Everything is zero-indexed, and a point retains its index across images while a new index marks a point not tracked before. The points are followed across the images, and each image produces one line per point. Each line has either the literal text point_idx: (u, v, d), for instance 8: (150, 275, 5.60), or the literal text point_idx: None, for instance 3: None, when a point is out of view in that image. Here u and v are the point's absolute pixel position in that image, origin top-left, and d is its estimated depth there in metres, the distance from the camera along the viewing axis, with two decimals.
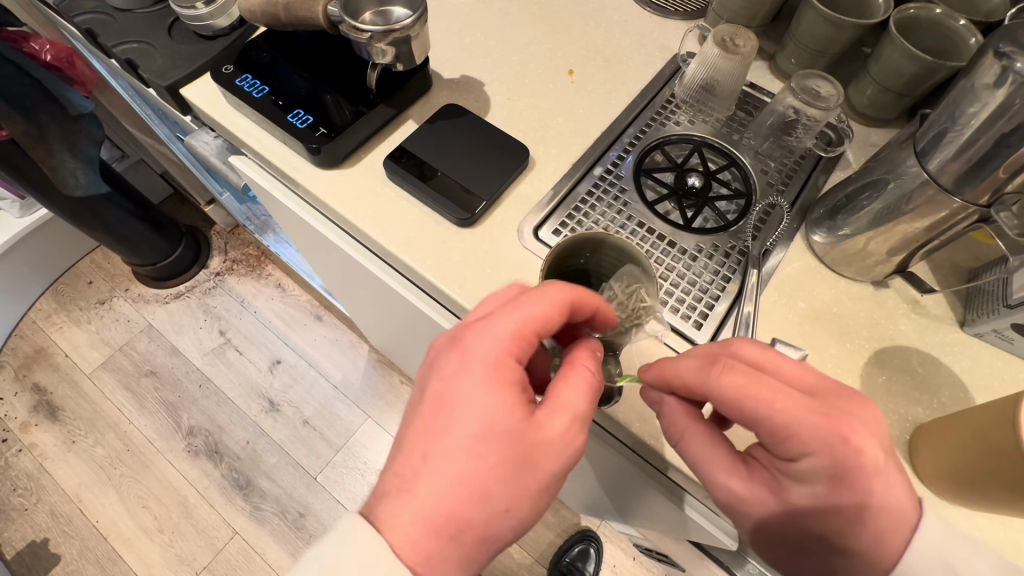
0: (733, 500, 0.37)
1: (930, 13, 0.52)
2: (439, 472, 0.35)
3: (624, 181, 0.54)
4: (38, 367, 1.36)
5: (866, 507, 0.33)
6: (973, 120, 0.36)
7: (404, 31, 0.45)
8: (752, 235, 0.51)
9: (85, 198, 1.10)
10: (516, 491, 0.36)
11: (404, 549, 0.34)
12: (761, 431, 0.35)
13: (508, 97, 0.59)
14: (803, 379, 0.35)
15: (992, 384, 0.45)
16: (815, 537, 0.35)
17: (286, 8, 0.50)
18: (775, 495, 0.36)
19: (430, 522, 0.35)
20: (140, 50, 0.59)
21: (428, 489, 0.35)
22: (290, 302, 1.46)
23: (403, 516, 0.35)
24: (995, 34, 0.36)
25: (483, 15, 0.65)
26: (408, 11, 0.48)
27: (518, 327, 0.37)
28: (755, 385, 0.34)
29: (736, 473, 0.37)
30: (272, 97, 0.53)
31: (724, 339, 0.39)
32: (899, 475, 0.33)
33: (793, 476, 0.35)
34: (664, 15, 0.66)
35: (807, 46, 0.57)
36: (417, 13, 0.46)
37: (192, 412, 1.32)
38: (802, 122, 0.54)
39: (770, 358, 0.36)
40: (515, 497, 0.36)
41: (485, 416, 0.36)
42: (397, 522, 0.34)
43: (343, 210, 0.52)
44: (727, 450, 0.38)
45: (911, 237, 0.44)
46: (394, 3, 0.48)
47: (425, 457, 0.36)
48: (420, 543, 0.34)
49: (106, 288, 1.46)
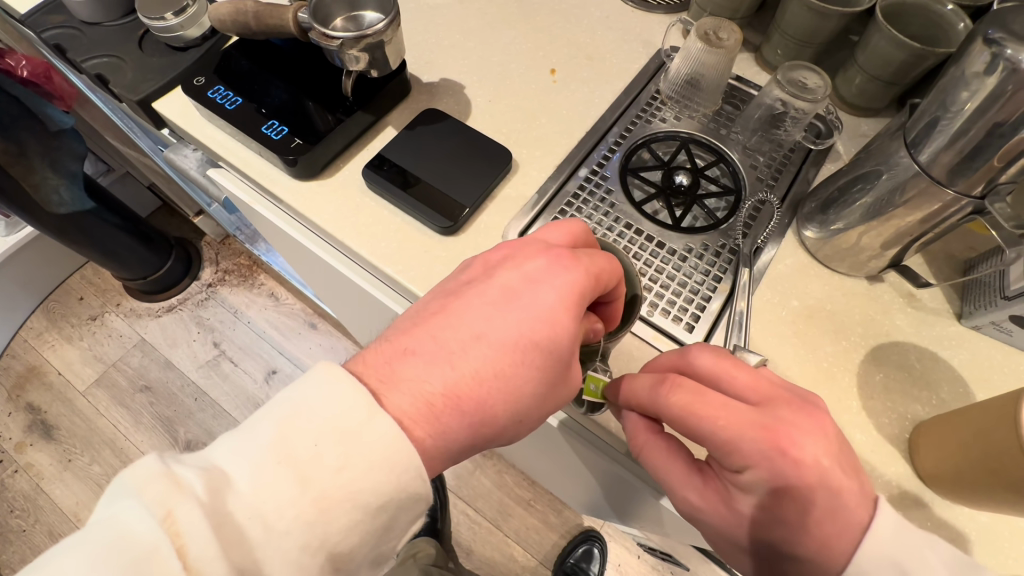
0: (693, 511, 0.37)
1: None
2: (471, 344, 0.36)
3: (610, 182, 0.52)
4: (31, 387, 1.35)
5: (813, 518, 0.32)
6: (964, 110, 0.35)
7: (377, 37, 0.44)
8: (743, 232, 0.50)
9: (70, 215, 1.08)
10: (530, 385, 0.36)
11: (408, 411, 0.35)
12: (707, 445, 0.34)
13: (489, 99, 0.57)
14: (753, 391, 0.35)
15: (991, 378, 0.44)
16: (771, 547, 0.35)
17: (256, 16, 0.48)
18: (727, 506, 0.36)
19: (446, 390, 0.35)
20: (109, 65, 0.58)
21: (455, 356, 0.36)
22: (283, 311, 1.45)
23: (421, 380, 0.35)
24: (984, 20, 0.35)
25: (462, 15, 0.63)
26: (380, 15, 0.47)
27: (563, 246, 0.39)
28: (698, 401, 0.34)
29: (691, 485, 0.37)
30: (247, 109, 0.51)
31: (681, 348, 0.38)
32: (850, 485, 0.33)
33: (740, 488, 0.35)
34: (647, 9, 0.65)
35: (793, 36, 0.56)
36: (389, 17, 0.45)
37: (188, 426, 1.31)
38: (790, 115, 0.52)
39: (723, 369, 0.36)
40: (529, 391, 0.36)
41: (526, 298, 0.37)
42: (411, 386, 0.35)
43: (323, 222, 0.51)
44: (684, 461, 0.38)
45: (905, 230, 0.43)
46: (365, 7, 0.48)
47: (457, 327, 0.37)
48: (425, 408, 0.35)
49: (97, 304, 1.45)
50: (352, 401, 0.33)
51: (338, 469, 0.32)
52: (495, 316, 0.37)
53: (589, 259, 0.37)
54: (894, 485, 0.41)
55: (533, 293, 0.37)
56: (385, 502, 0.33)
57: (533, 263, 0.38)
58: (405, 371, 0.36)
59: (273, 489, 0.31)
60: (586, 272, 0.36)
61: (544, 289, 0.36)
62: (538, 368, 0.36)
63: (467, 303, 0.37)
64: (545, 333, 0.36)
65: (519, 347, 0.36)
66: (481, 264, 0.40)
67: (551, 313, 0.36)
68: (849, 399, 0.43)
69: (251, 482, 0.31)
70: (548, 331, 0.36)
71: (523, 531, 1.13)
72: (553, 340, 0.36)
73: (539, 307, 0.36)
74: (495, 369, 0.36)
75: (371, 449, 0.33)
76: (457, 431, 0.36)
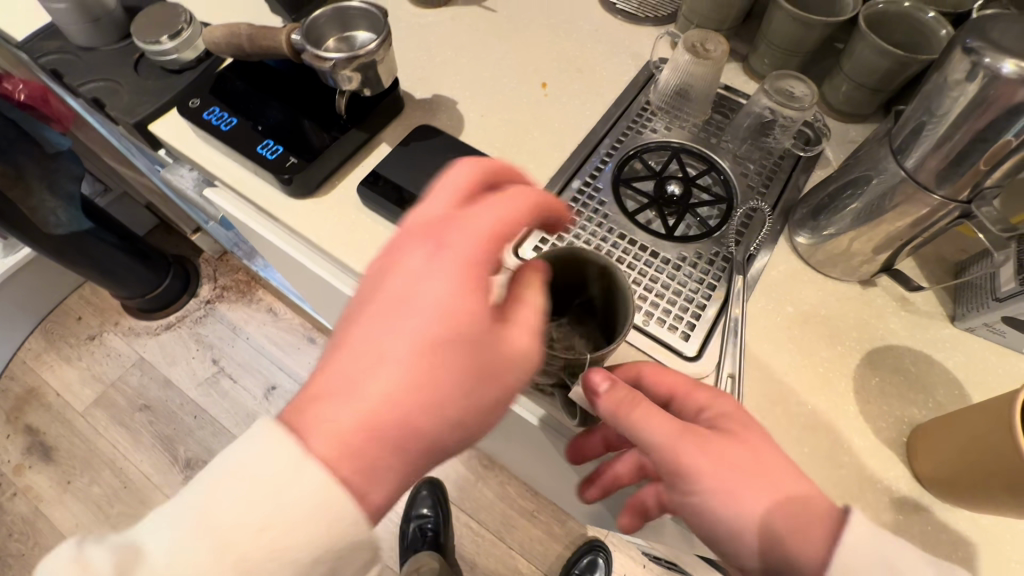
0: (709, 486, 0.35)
1: (899, 7, 0.52)
2: (376, 358, 0.30)
3: (603, 193, 0.53)
4: (30, 409, 1.34)
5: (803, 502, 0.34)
6: (942, 118, 0.36)
7: (369, 57, 0.45)
8: (735, 240, 0.50)
9: (67, 236, 1.08)
10: (459, 395, 0.31)
11: (320, 447, 0.29)
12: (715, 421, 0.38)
13: (482, 114, 0.58)
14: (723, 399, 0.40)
15: (986, 380, 0.44)
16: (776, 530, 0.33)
17: (250, 38, 0.49)
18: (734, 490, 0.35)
19: (364, 417, 0.30)
20: (106, 89, 0.58)
21: (362, 377, 0.30)
22: (282, 326, 1.45)
23: (330, 412, 0.30)
24: (962, 28, 0.36)
25: (454, 32, 0.64)
26: (371, 34, 0.48)
27: (482, 218, 0.32)
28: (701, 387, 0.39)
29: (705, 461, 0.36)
30: (241, 129, 0.52)
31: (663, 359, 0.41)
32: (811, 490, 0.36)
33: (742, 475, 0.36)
34: (636, 22, 0.66)
35: (779, 46, 0.57)
36: (381, 38, 0.45)
37: (188, 444, 1.30)
38: (779, 123, 0.53)
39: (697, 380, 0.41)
40: (460, 401, 0.31)
41: (438, 287, 0.31)
42: (325, 426, 0.30)
43: (320, 240, 0.51)
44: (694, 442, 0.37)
45: (896, 235, 0.44)
46: (357, 27, 0.49)
47: (360, 340, 0.31)
48: (344, 442, 0.29)
49: (95, 323, 1.45)
50: (259, 450, 0.30)
51: (257, 528, 0.29)
52: (399, 325, 0.31)
53: (491, 220, 0.32)
54: (894, 489, 0.41)
55: (435, 285, 0.31)
56: (319, 555, 0.30)
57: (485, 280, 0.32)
58: (318, 409, 0.30)
59: (187, 559, 0.28)
60: (490, 233, 0.32)
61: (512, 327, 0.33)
62: (461, 376, 0.31)
63: (368, 316, 0.32)
64: (461, 335, 0.31)
65: (477, 383, 0.32)
66: (384, 260, 0.33)
67: (518, 353, 0.33)
68: (846, 403, 0.44)
69: (165, 551, 0.28)
70: (462, 327, 0.31)
71: (527, 542, 1.12)
72: (469, 337, 0.31)
73: (442, 301, 0.30)
74: (409, 387, 0.30)
75: (288, 503, 0.29)
76: (392, 464, 0.31)
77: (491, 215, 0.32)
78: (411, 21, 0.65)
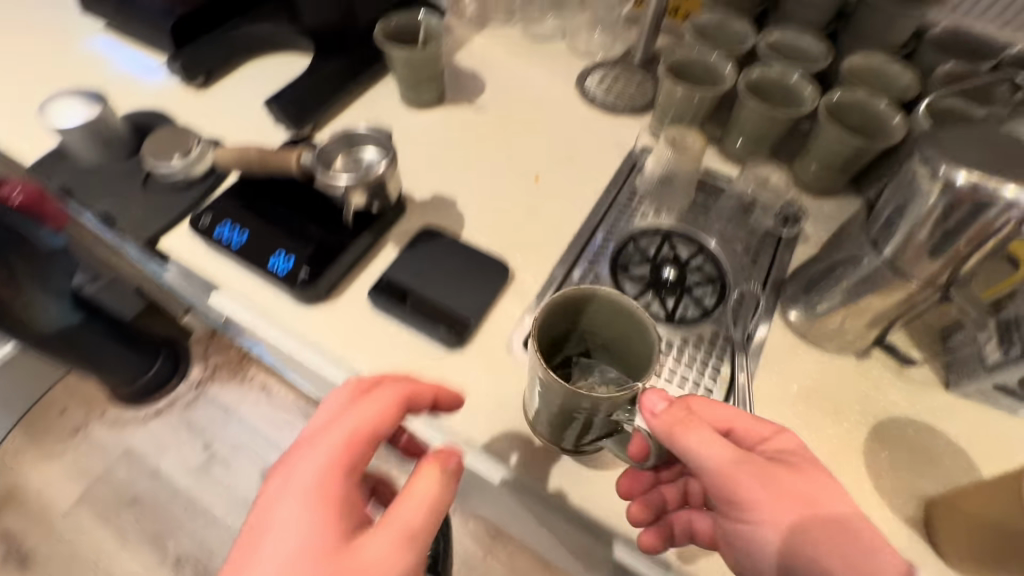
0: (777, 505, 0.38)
1: (855, 97, 0.57)
2: None
3: (603, 281, 0.55)
4: (6, 513, 1.26)
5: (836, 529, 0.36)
6: (908, 215, 0.40)
7: (379, 176, 0.49)
8: (733, 320, 0.52)
9: (57, 332, 1.07)
10: None
11: None
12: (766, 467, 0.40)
13: (482, 209, 0.61)
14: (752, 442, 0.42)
15: (987, 446, 0.46)
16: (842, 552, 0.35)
17: (259, 160, 0.53)
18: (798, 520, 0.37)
19: None
20: (113, 205, 0.60)
21: None
22: (276, 404, 1.42)
23: None
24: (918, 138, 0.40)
25: (448, 132, 0.69)
26: (378, 151, 0.51)
27: (348, 434, 0.37)
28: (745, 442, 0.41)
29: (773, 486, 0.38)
30: (249, 244, 0.53)
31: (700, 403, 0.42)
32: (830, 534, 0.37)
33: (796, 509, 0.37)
34: (616, 113, 0.71)
35: (750, 133, 0.62)
36: (388, 156, 0.49)
37: (178, 540, 1.24)
38: (756, 205, 0.59)
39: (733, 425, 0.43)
40: None
41: (297, 521, 0.35)
42: None
43: (332, 346, 0.52)
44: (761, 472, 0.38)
45: (884, 314, 0.46)
46: (363, 144, 0.52)
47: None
48: None
49: (79, 414, 1.39)
50: None
51: None
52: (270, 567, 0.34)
53: (348, 430, 0.37)
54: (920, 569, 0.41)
55: (295, 522, 0.35)
56: None
57: (343, 494, 0.36)
58: None
59: None
60: (341, 449, 0.37)
61: (373, 536, 0.35)
62: None
63: (252, 556, 0.35)
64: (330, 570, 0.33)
65: None
66: (261, 502, 0.37)
67: (377, 563, 0.34)
68: (862, 480, 0.45)
69: None
70: (330, 557, 0.34)
71: None
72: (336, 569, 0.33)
73: (305, 530, 0.34)
74: None
75: None
76: None
77: (346, 428, 0.38)
78: (407, 124, 0.70)
